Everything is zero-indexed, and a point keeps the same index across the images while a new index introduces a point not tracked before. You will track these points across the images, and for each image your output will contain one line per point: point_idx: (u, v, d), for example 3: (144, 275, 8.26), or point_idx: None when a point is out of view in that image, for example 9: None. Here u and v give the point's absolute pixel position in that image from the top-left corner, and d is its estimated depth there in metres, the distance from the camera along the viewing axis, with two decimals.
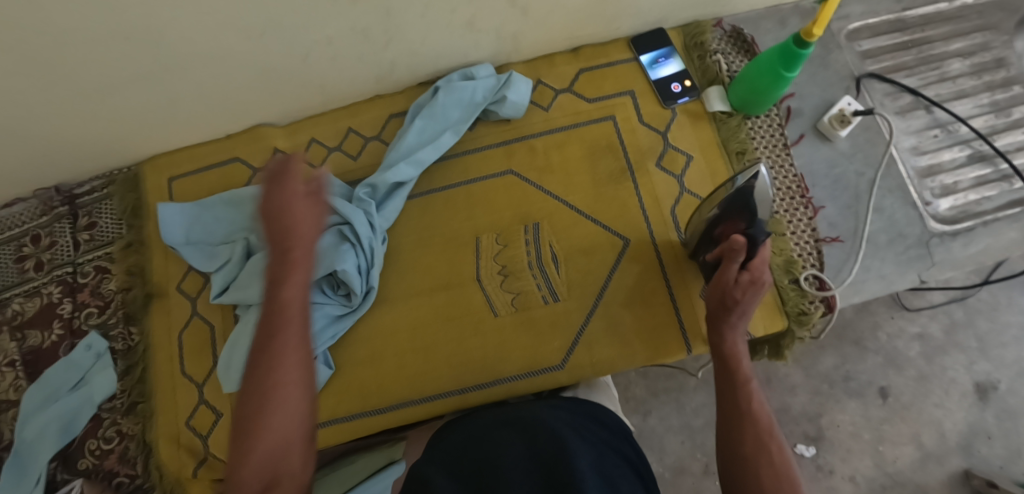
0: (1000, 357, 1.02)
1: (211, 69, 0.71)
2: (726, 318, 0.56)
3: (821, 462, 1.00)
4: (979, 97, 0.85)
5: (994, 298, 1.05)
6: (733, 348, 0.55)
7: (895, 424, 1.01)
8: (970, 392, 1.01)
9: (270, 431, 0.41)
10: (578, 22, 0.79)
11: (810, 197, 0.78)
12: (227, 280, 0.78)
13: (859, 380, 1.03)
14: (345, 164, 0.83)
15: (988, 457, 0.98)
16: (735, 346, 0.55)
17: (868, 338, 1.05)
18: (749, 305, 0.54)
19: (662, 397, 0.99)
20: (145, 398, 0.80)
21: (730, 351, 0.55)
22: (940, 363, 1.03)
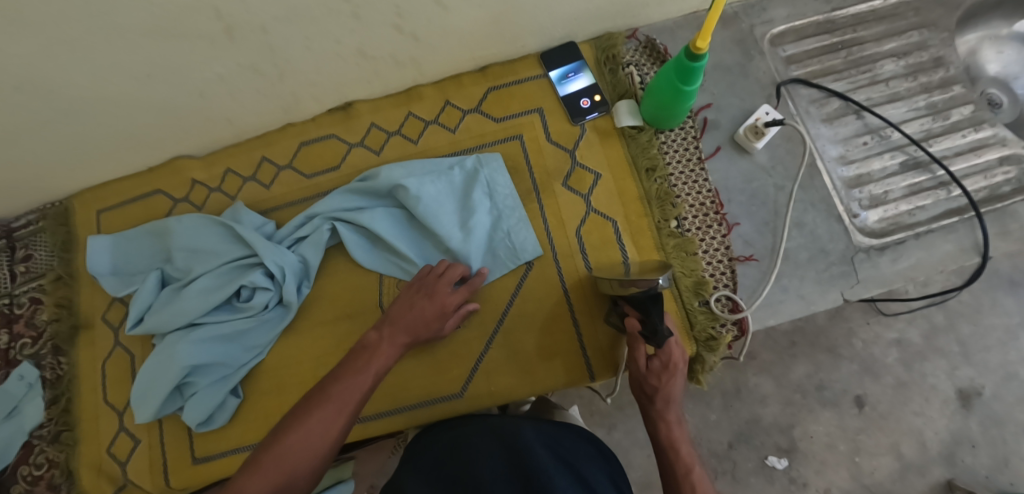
0: (985, 362, 0.94)
1: (113, 111, 0.73)
2: (663, 411, 0.60)
3: (794, 475, 0.93)
4: (914, 100, 0.82)
5: (977, 299, 0.96)
6: (669, 437, 0.59)
7: (872, 434, 0.94)
8: (953, 399, 0.93)
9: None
10: (478, 43, 0.78)
11: (724, 213, 0.75)
12: (142, 309, 0.77)
13: (834, 389, 0.96)
14: (259, 194, 0.84)
15: (973, 467, 0.91)
16: (671, 435, 0.59)
17: (843, 345, 0.97)
18: (672, 394, 0.60)
19: (627, 411, 0.95)
20: (70, 426, 0.79)
21: (668, 442, 0.59)
22: (920, 370, 0.95)
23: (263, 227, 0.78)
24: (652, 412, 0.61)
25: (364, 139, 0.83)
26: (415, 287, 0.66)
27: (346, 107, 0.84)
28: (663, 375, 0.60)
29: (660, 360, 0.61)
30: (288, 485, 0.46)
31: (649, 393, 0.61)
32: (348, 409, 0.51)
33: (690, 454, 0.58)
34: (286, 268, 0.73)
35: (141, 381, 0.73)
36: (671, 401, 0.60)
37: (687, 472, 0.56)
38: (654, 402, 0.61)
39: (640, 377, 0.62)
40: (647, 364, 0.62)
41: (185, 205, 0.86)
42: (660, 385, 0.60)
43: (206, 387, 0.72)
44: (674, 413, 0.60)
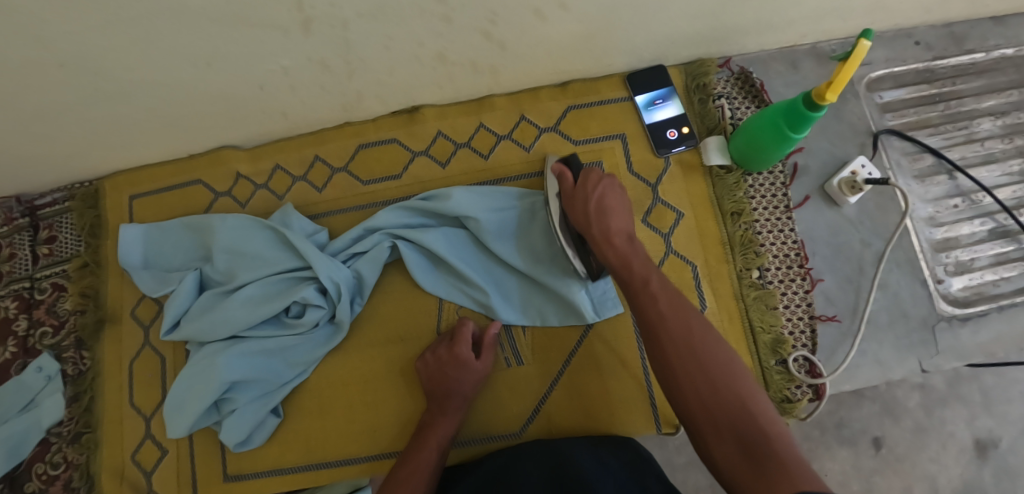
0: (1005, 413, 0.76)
1: (160, 96, 0.65)
2: (605, 241, 0.57)
3: None
4: (1008, 164, 0.77)
5: None
6: (619, 259, 0.55)
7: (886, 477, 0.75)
8: (968, 449, 0.75)
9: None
10: (565, 58, 0.71)
11: (809, 268, 0.71)
12: (177, 313, 0.71)
13: (852, 427, 0.77)
14: (309, 196, 0.78)
15: None
16: (620, 255, 0.55)
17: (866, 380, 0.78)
18: (607, 224, 0.58)
19: None
20: (91, 427, 0.74)
21: (620, 264, 0.54)
22: (939, 416, 0.77)
23: (315, 235, 0.72)
24: (594, 246, 0.58)
25: (429, 147, 0.78)
26: (432, 357, 0.67)
27: (412, 110, 0.78)
28: (589, 199, 0.60)
29: (585, 188, 0.62)
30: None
31: (585, 227, 0.60)
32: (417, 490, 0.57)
33: (644, 267, 0.53)
34: (341, 286, 0.68)
35: (176, 392, 0.68)
36: (607, 229, 0.57)
37: (644, 284, 0.51)
38: (592, 233, 0.58)
39: (574, 214, 0.61)
40: (573, 192, 0.63)
41: (227, 199, 0.80)
42: (591, 212, 0.59)
43: (245, 405, 0.67)
44: (616, 237, 0.57)
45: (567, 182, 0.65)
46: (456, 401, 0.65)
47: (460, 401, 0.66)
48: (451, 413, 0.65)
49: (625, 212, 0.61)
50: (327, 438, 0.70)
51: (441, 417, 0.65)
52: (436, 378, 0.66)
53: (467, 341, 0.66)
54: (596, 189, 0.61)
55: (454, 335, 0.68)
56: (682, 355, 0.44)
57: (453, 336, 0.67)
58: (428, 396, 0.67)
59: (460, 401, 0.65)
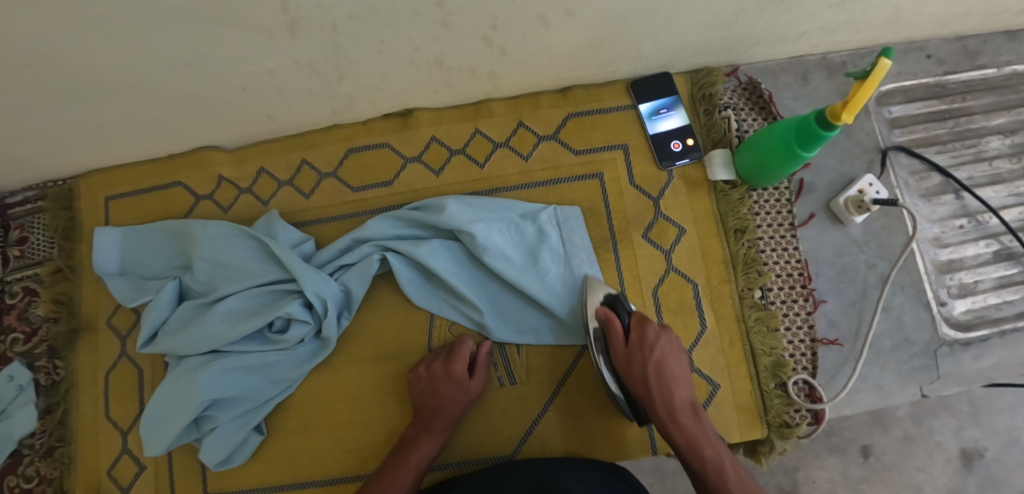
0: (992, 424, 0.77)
1: (136, 97, 0.61)
2: (671, 420, 0.58)
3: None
4: (1015, 185, 0.76)
5: None
6: (688, 441, 0.57)
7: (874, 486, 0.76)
8: (954, 458, 0.76)
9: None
10: (567, 65, 0.68)
11: (811, 288, 0.70)
12: (155, 325, 0.68)
13: (842, 436, 0.77)
14: (295, 202, 0.75)
15: None
16: (689, 438, 0.57)
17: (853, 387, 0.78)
18: (670, 396, 0.59)
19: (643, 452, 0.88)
20: (65, 441, 0.72)
21: (688, 448, 0.57)
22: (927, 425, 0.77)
23: (301, 245, 0.69)
24: (658, 424, 0.59)
25: (422, 153, 0.74)
26: (425, 374, 0.65)
27: (405, 113, 0.75)
28: (648, 366, 0.59)
29: (641, 348, 0.60)
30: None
31: (643, 394, 0.60)
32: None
33: (713, 451, 0.57)
34: (328, 301, 0.65)
35: (153, 409, 0.65)
36: (673, 409, 0.58)
37: (717, 474, 0.55)
38: (654, 408, 0.59)
39: (630, 377, 0.60)
40: (627, 355, 0.60)
41: (209, 203, 0.76)
42: (651, 383, 0.59)
43: (226, 424, 0.65)
44: (681, 415, 0.58)
45: (617, 343, 0.61)
46: (447, 417, 0.64)
47: (451, 418, 0.64)
48: (439, 430, 0.63)
49: (683, 369, 0.61)
50: (313, 456, 0.68)
51: (425, 435, 0.62)
52: (429, 392, 0.64)
53: (463, 359, 0.64)
54: (654, 351, 0.60)
55: (451, 352, 0.65)
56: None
57: (453, 354, 0.65)
58: (417, 410, 0.64)
59: (450, 418, 0.64)
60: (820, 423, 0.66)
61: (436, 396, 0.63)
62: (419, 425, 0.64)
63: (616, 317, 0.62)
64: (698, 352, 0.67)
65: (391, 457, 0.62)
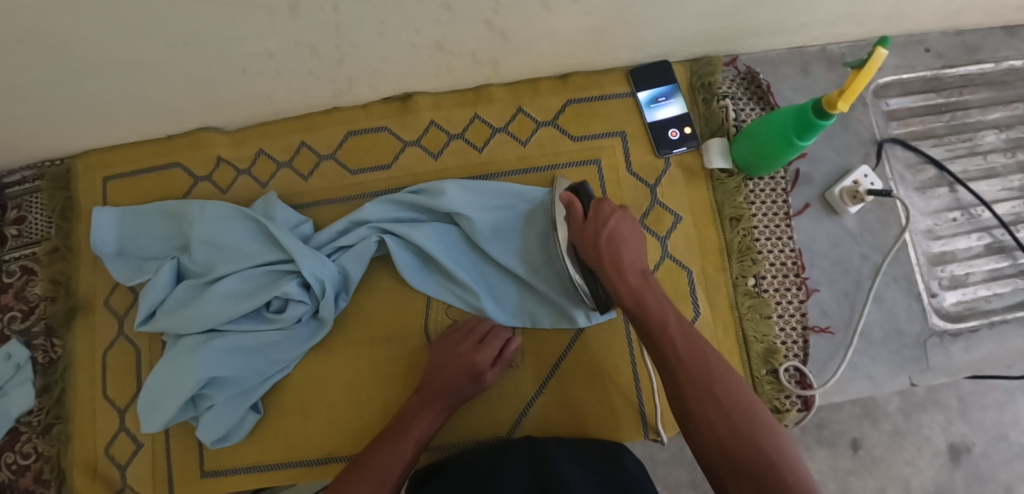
0: (979, 420, 0.80)
1: (136, 76, 0.61)
2: (617, 276, 0.52)
3: None
4: (1009, 179, 0.77)
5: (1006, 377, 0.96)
6: (633, 298, 0.50)
7: (862, 477, 0.79)
8: (943, 453, 0.80)
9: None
10: (568, 51, 0.69)
11: (805, 277, 0.70)
12: (153, 304, 0.68)
13: (832, 429, 0.80)
14: (293, 184, 0.75)
15: None
16: (634, 293, 0.50)
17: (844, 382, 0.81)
18: (620, 255, 0.53)
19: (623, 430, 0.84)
20: (62, 419, 0.72)
21: (633, 304, 0.50)
22: (917, 420, 0.81)
23: (299, 227, 0.69)
24: (605, 280, 0.53)
25: (421, 138, 0.74)
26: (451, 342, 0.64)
27: (405, 98, 0.75)
28: (600, 231, 0.55)
29: (596, 219, 0.56)
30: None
31: (594, 258, 0.55)
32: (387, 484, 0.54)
33: (660, 306, 0.49)
34: (325, 282, 0.65)
35: (151, 387, 0.65)
36: (619, 260, 0.52)
37: (660, 324, 0.48)
38: (603, 265, 0.53)
39: (582, 244, 0.56)
40: (582, 224, 0.57)
41: (208, 185, 0.76)
42: (602, 246, 0.54)
43: (223, 403, 0.65)
44: (628, 272, 0.52)
45: (575, 213, 0.58)
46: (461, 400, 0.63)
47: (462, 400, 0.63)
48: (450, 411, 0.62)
49: (639, 242, 0.56)
50: (309, 436, 0.68)
51: (429, 406, 0.60)
52: (447, 367, 0.62)
53: (495, 346, 0.63)
54: (608, 221, 0.56)
55: (482, 339, 0.64)
56: (701, 411, 0.43)
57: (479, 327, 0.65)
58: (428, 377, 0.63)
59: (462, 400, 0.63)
60: (809, 409, 0.67)
61: (455, 375, 0.62)
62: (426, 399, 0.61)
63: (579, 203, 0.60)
64: None
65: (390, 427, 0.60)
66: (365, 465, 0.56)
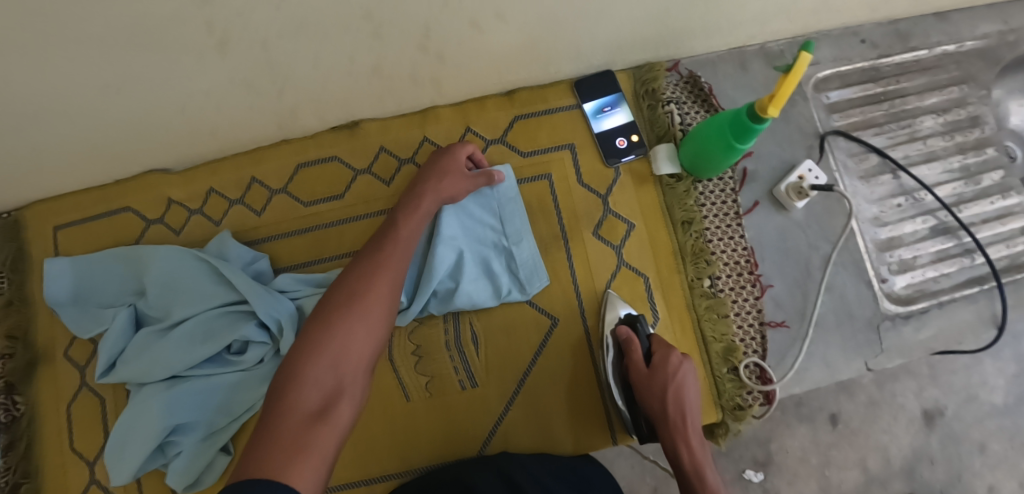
0: (949, 383, 0.87)
1: (76, 119, 0.61)
2: (681, 439, 0.59)
3: (768, 488, 0.84)
4: (949, 162, 0.79)
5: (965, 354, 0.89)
6: (693, 462, 0.58)
7: (843, 448, 0.86)
8: (917, 418, 0.86)
9: (311, 381, 0.47)
10: (507, 67, 0.69)
11: (758, 274, 0.72)
12: (114, 354, 0.68)
13: (811, 405, 0.87)
14: (246, 220, 0.74)
15: (929, 482, 0.85)
16: (695, 459, 0.58)
17: None
18: (683, 417, 0.60)
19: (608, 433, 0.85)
20: (31, 476, 0.72)
21: (692, 466, 0.57)
22: (891, 389, 0.87)
23: (255, 263, 0.70)
24: (668, 441, 0.60)
25: (372, 165, 0.74)
26: (440, 162, 0.66)
27: (352, 125, 0.74)
28: (667, 386, 0.61)
29: (663, 368, 0.61)
30: (342, 375, 0.49)
31: (657, 412, 0.61)
32: (367, 326, 0.52)
33: (717, 477, 0.57)
34: (282, 322, 0.65)
35: (118, 437, 0.66)
36: (684, 423, 0.60)
37: None
38: (668, 426, 0.60)
39: (648, 396, 0.61)
40: (649, 374, 0.62)
41: (160, 227, 0.75)
42: (667, 400, 0.60)
43: (192, 448, 0.65)
44: (691, 434, 0.59)
45: (638, 361, 0.63)
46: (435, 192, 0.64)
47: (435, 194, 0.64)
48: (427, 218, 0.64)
49: (697, 397, 0.62)
50: None
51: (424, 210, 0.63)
52: (421, 199, 0.63)
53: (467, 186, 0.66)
54: (676, 374, 0.61)
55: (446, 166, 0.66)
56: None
57: (458, 156, 0.67)
58: (426, 188, 0.64)
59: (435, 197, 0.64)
60: (771, 403, 0.68)
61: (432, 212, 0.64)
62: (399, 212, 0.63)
63: (638, 340, 0.65)
64: None
65: (384, 238, 0.60)
66: (347, 319, 0.51)
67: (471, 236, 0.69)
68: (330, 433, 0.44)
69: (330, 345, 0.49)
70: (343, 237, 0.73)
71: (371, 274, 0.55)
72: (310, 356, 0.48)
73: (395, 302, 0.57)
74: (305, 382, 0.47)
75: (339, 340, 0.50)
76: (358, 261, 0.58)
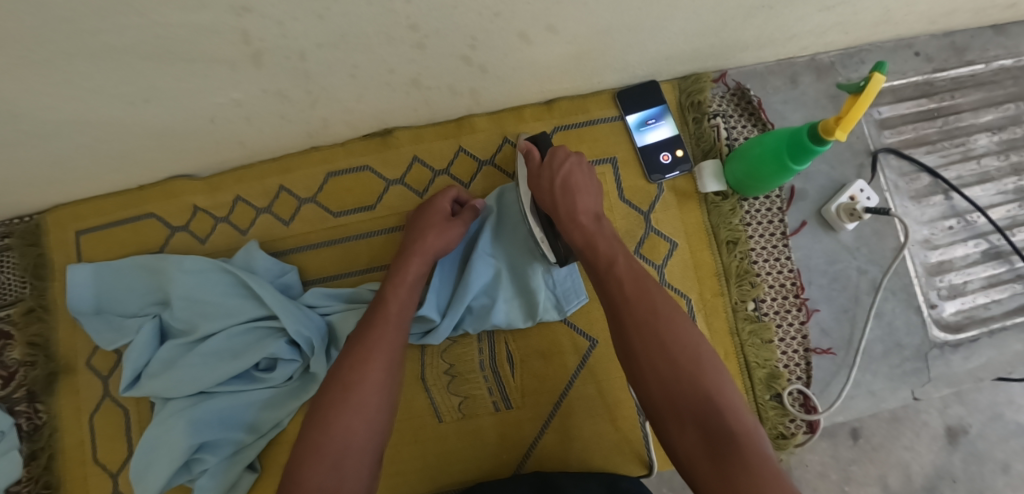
0: None
1: (99, 134, 0.58)
2: (570, 221, 0.54)
3: None
4: (1003, 183, 0.75)
5: None
6: (584, 238, 0.52)
7: None
8: None
9: (311, 487, 0.45)
10: (549, 77, 0.66)
11: (804, 298, 0.69)
12: (138, 367, 0.66)
13: None
14: (274, 230, 0.72)
15: None
16: (586, 235, 0.53)
17: None
18: (574, 202, 0.55)
19: None
20: (53, 487, 0.70)
21: (585, 242, 0.52)
22: None
23: (283, 276, 0.68)
24: (560, 226, 0.55)
25: (405, 175, 0.72)
26: (423, 218, 0.64)
27: (385, 134, 0.72)
28: (555, 177, 0.57)
29: (550, 165, 0.58)
30: (343, 473, 0.47)
31: (550, 205, 0.56)
32: (362, 411, 0.50)
33: (608, 246, 0.51)
34: (312, 338, 0.63)
35: (144, 453, 0.64)
36: (573, 207, 0.54)
37: (609, 264, 0.49)
38: (558, 213, 0.55)
39: (538, 191, 0.58)
40: (537, 170, 0.59)
41: (185, 234, 0.73)
42: (557, 191, 0.56)
43: (216, 465, 0.64)
44: (582, 216, 0.54)
45: (533, 161, 0.60)
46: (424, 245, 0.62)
47: (422, 248, 0.61)
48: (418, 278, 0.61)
49: (595, 190, 0.58)
50: None
51: (413, 273, 0.61)
52: (407, 261, 0.61)
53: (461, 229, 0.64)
54: (562, 167, 0.58)
55: (432, 217, 0.64)
56: (648, 349, 0.42)
57: (439, 208, 0.65)
58: (414, 248, 0.61)
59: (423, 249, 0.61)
60: (815, 432, 0.66)
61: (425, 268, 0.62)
62: (391, 276, 0.61)
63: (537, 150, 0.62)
64: None
65: (374, 313, 0.57)
66: (341, 406, 0.50)
67: (506, 250, 0.67)
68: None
69: (329, 445, 0.48)
70: (373, 251, 0.71)
71: (363, 362, 0.53)
72: (311, 459, 0.47)
73: (392, 383, 0.54)
74: (306, 487, 0.45)
75: (339, 437, 0.48)
76: (350, 343, 0.56)
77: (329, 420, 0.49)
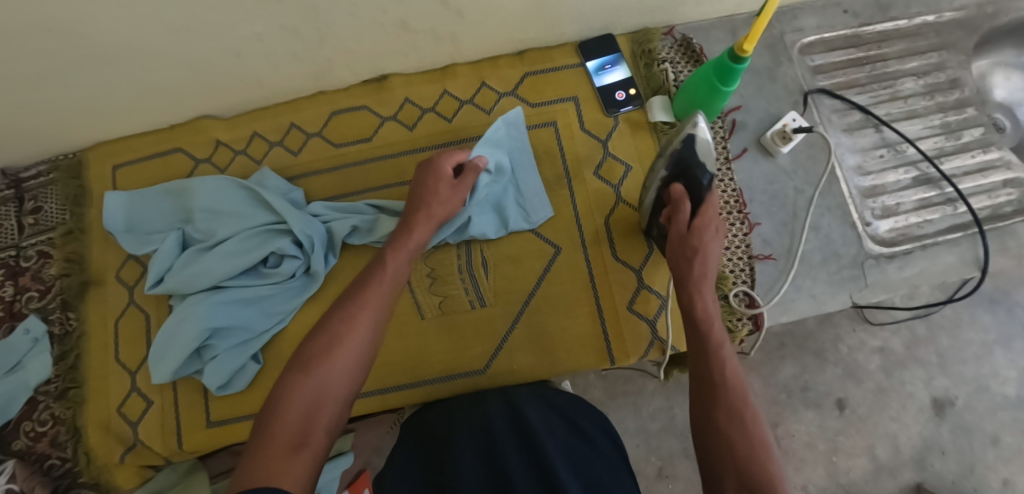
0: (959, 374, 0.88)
1: (143, 67, 0.70)
2: (695, 287, 0.55)
3: None
4: (930, 119, 0.85)
5: (957, 314, 0.90)
6: (705, 312, 0.53)
7: (850, 436, 0.87)
8: (926, 407, 0.87)
9: (294, 415, 0.44)
10: (518, 26, 0.78)
11: (747, 213, 0.78)
12: (161, 270, 0.76)
13: (817, 390, 0.89)
14: (284, 160, 0.83)
15: (941, 472, 0.84)
16: (706, 308, 0.54)
17: (829, 349, 0.90)
18: (705, 267, 0.55)
19: (617, 398, 0.89)
20: (76, 383, 0.79)
21: (703, 314, 0.53)
22: (898, 377, 0.88)
23: (290, 194, 0.78)
24: (681, 285, 0.56)
25: (397, 113, 0.84)
26: (426, 177, 0.66)
27: (380, 79, 0.84)
28: (694, 247, 0.56)
29: (692, 233, 0.56)
30: (323, 411, 0.46)
31: (675, 258, 0.58)
32: (350, 352, 0.50)
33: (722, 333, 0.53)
34: (313, 237, 0.73)
35: (163, 341, 0.73)
36: (704, 277, 0.55)
37: (717, 345, 0.51)
38: (681, 275, 0.56)
39: (676, 249, 0.57)
40: (680, 232, 0.57)
41: (207, 165, 0.84)
42: (692, 255, 0.56)
43: (225, 352, 0.72)
44: (705, 286, 0.55)
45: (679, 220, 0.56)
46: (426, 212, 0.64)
47: (424, 214, 0.64)
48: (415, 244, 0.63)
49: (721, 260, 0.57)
50: None
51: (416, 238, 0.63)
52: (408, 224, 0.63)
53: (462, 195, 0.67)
54: (705, 240, 0.56)
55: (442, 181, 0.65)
56: (732, 436, 0.43)
57: (444, 169, 0.66)
58: (418, 211, 0.64)
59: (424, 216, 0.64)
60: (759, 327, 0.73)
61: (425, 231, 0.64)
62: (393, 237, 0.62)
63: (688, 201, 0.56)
64: (648, 271, 0.75)
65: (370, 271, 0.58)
66: (329, 345, 0.49)
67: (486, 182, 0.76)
68: (310, 462, 0.42)
69: (311, 381, 0.47)
70: (369, 176, 0.82)
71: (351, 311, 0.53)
72: (292, 391, 0.46)
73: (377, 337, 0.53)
74: (288, 415, 0.44)
75: (319, 377, 0.47)
76: (345, 295, 0.56)
77: (315, 355, 0.49)
